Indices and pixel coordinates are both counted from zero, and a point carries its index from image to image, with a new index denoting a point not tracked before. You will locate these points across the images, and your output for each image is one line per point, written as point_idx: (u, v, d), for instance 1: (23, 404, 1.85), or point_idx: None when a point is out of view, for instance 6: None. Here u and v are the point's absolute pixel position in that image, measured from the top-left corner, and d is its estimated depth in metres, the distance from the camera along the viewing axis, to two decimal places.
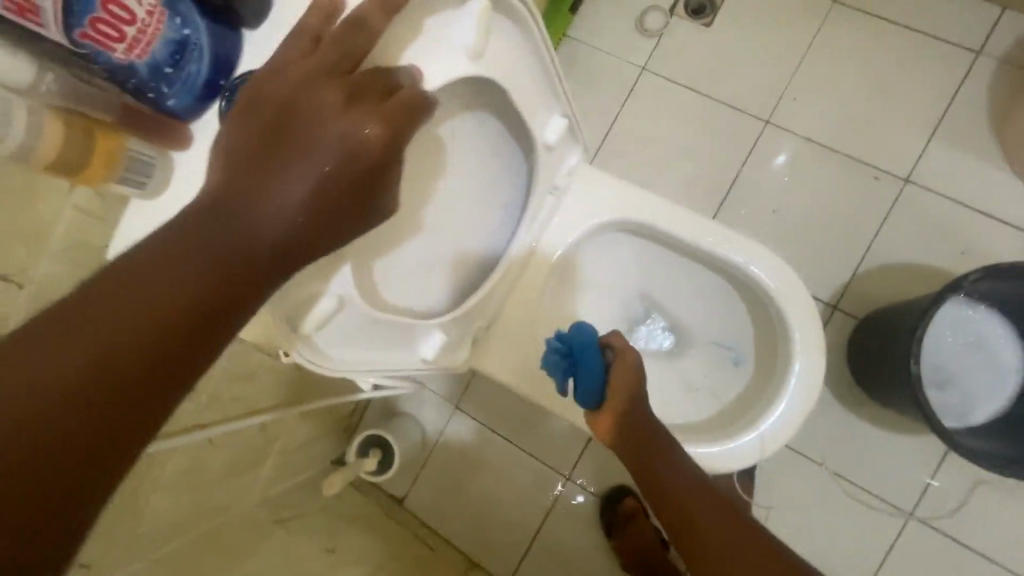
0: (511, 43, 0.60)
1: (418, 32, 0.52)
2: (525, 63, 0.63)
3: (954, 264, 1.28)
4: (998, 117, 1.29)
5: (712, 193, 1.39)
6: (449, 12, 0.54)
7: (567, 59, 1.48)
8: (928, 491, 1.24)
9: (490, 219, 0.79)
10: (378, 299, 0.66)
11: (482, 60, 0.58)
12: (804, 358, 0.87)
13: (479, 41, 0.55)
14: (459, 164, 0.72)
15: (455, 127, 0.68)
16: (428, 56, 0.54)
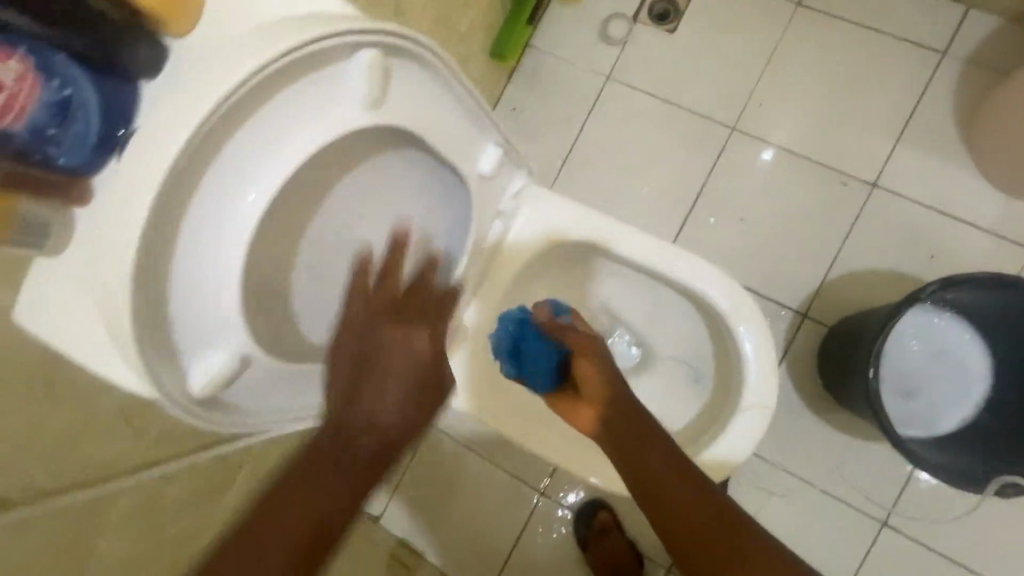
0: (414, 86, 0.57)
1: (307, 79, 0.48)
2: (435, 103, 0.60)
3: (923, 268, 1.26)
4: (964, 118, 1.28)
5: (681, 202, 1.37)
6: (342, 63, 0.49)
7: (531, 68, 1.46)
8: (900, 498, 1.24)
9: (429, 256, 0.74)
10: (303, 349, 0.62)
11: (381, 108, 0.54)
12: (756, 377, 0.86)
13: (376, 89, 0.51)
14: (387, 209, 0.65)
15: (379, 169, 0.62)
16: (320, 106, 0.50)
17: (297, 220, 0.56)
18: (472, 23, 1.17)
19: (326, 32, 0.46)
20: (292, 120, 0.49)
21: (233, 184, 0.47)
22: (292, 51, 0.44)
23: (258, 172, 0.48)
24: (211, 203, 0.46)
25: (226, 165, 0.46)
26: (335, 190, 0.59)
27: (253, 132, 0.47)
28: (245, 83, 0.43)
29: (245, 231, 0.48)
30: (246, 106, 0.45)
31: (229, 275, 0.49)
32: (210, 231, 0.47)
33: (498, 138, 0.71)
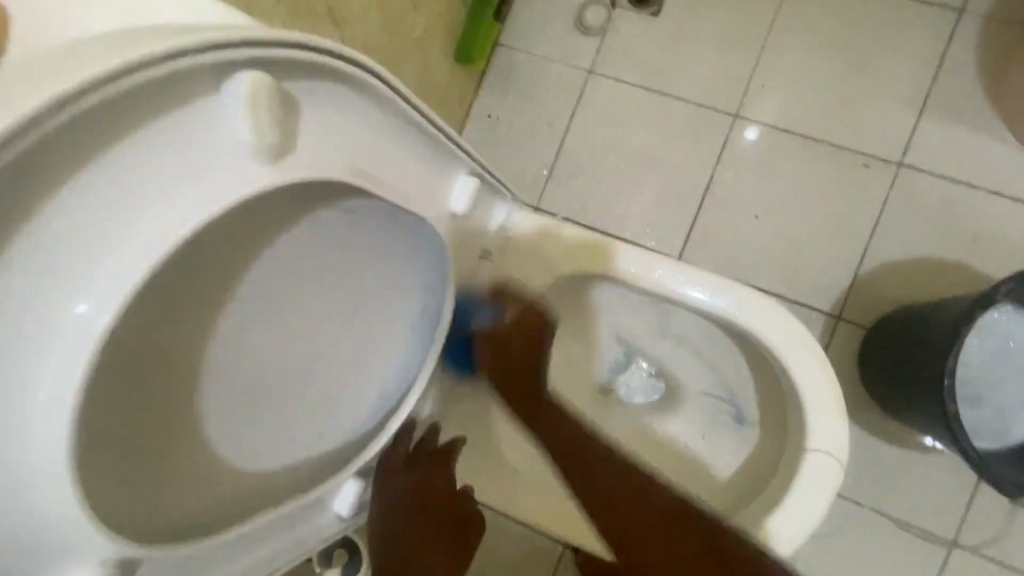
0: (336, 116, 0.42)
1: (161, 131, 0.34)
2: (373, 136, 0.44)
3: (966, 253, 1.12)
4: (991, 81, 1.14)
5: (686, 203, 1.22)
6: (210, 101, 0.35)
7: (503, 70, 1.30)
8: (970, 515, 1.08)
9: (397, 328, 0.58)
10: (219, 478, 0.46)
11: (286, 155, 0.39)
12: (820, 420, 0.71)
13: (264, 126, 0.36)
14: (336, 274, 0.49)
15: (316, 230, 0.46)
16: (185, 162, 0.35)
17: (194, 316, 0.41)
18: (429, 24, 1.01)
19: (160, 48, 0.31)
20: (143, 187, 0.34)
21: (56, 289, 0.32)
22: (109, 79, 0.30)
23: (100, 268, 0.33)
24: (24, 319, 0.32)
25: (43, 265, 0.32)
26: (251, 271, 0.43)
27: (80, 210, 0.32)
28: (28, 130, 0.28)
29: (78, 354, 0.33)
30: (53, 163, 0.31)
31: (59, 420, 0.33)
32: (28, 355, 0.33)
33: (471, 165, 0.55)
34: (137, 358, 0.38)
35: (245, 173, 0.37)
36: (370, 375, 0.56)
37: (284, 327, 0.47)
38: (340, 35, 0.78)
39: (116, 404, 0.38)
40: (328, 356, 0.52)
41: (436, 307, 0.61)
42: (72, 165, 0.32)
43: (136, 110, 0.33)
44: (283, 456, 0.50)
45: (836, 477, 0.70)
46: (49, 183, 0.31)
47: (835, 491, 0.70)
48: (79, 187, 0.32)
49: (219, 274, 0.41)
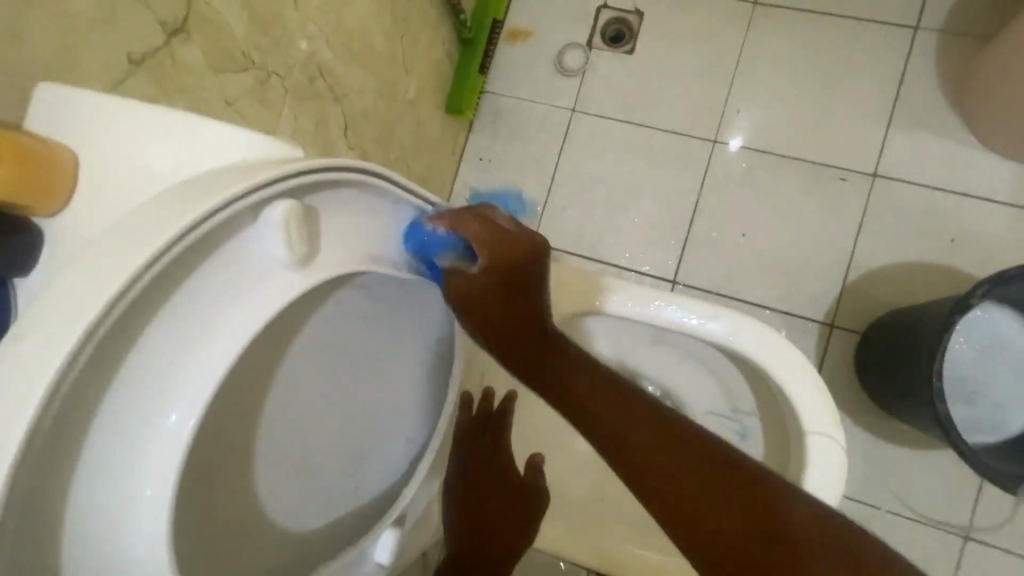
0: (347, 213, 0.45)
1: (213, 267, 0.37)
2: (380, 222, 0.48)
3: (945, 254, 1.18)
4: (952, 90, 1.21)
5: (675, 227, 1.28)
6: (250, 231, 0.38)
7: (491, 115, 1.37)
8: (980, 508, 1.11)
9: (410, 383, 0.62)
10: (276, 542, 0.50)
11: (313, 259, 0.42)
12: (820, 434, 0.74)
13: (302, 243, 0.39)
14: (360, 342, 0.55)
15: (338, 306, 0.51)
16: (236, 288, 0.38)
17: (242, 408, 0.45)
18: (419, 84, 1.08)
19: (217, 201, 0.34)
20: (195, 322, 0.36)
21: (132, 432, 0.34)
22: (176, 241, 0.32)
23: (165, 403, 0.35)
24: (105, 467, 0.34)
25: (118, 411, 0.34)
26: (285, 357, 0.48)
27: (141, 359, 0.34)
28: (122, 299, 0.31)
29: (164, 484, 0.35)
30: (126, 323, 0.33)
31: (156, 548, 0.35)
32: (116, 497, 0.35)
33: None
34: (204, 457, 0.42)
35: (284, 285, 0.40)
36: (389, 431, 0.61)
37: (319, 398, 0.52)
38: (341, 109, 0.85)
39: (186, 502, 0.41)
40: (352, 420, 0.56)
41: (445, 354, 0.66)
42: (138, 319, 0.34)
43: (195, 254, 0.35)
44: (321, 516, 0.54)
45: (838, 481, 0.73)
46: (120, 341, 0.33)
47: (840, 497, 0.73)
48: (141, 338, 0.34)
49: (263, 363, 0.46)
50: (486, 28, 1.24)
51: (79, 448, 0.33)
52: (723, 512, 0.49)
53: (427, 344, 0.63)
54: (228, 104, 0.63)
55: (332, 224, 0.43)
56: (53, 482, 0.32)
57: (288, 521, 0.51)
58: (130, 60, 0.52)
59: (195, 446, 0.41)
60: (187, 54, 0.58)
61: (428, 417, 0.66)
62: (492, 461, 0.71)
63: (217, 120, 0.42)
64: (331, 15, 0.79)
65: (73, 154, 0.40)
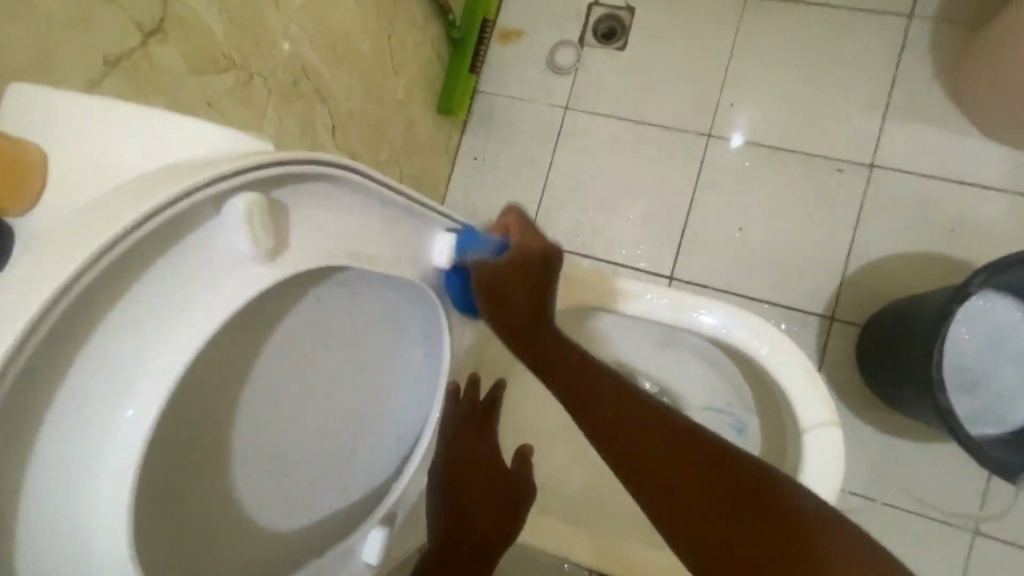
0: (320, 207, 0.44)
1: (172, 262, 0.36)
2: (356, 217, 0.48)
3: (945, 244, 1.16)
4: (948, 78, 1.19)
5: (670, 222, 1.27)
6: (211, 226, 0.38)
7: (484, 115, 1.37)
8: (987, 501, 1.09)
9: (396, 381, 0.61)
10: (255, 543, 0.50)
11: (281, 253, 0.42)
12: (815, 427, 0.73)
13: (264, 238, 0.39)
14: (339, 340, 0.54)
15: (315, 303, 0.51)
16: (197, 283, 0.38)
17: (212, 405, 0.45)
18: (408, 84, 1.08)
19: (169, 194, 0.33)
20: (154, 314, 0.36)
21: (90, 425, 0.34)
22: (128, 232, 0.32)
23: (124, 397, 0.35)
24: (65, 461, 0.34)
25: (75, 406, 0.34)
26: (259, 355, 0.47)
27: (98, 352, 0.34)
28: (70, 292, 0.31)
29: (123, 480, 0.35)
30: (79, 315, 0.33)
31: (116, 547, 0.35)
32: (75, 492, 0.34)
33: (445, 223, 0.60)
34: (171, 453, 0.42)
35: (249, 279, 0.40)
36: (373, 430, 0.60)
37: (298, 395, 0.51)
38: (327, 109, 0.85)
39: (153, 500, 0.41)
40: (334, 418, 0.55)
41: (433, 353, 0.65)
42: (92, 312, 0.34)
43: (152, 248, 0.35)
44: (302, 515, 0.54)
45: (837, 475, 0.71)
46: (73, 333, 0.33)
47: (838, 490, 0.71)
48: (97, 331, 0.34)
49: (235, 359, 0.45)
50: (476, 27, 1.23)
51: (34, 441, 0.33)
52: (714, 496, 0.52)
53: (412, 343, 0.63)
54: (208, 104, 0.63)
55: (300, 219, 0.43)
56: (7, 475, 0.32)
57: (266, 519, 0.51)
58: (105, 61, 0.52)
59: (160, 440, 0.41)
60: (164, 54, 0.58)
61: (415, 415, 0.65)
62: (481, 441, 0.68)
63: (184, 117, 0.42)
64: (314, 16, 0.80)
65: (44, 153, 0.40)
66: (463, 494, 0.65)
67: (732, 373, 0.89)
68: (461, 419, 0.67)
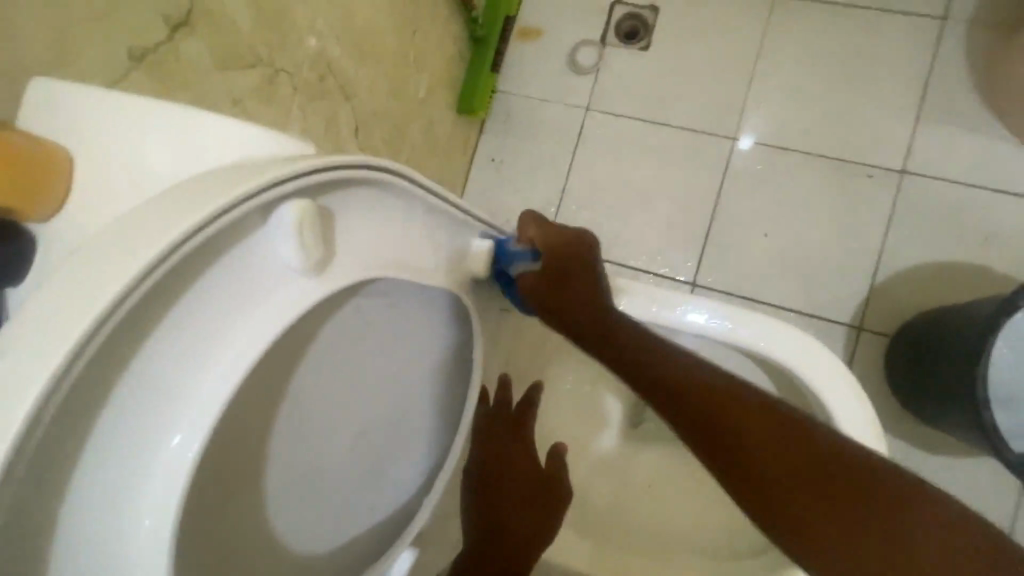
0: (365, 214, 0.42)
1: (219, 277, 0.34)
2: (400, 224, 0.45)
3: (977, 252, 1.13)
4: (982, 82, 1.16)
5: (694, 226, 1.24)
6: (258, 237, 0.35)
7: (503, 116, 1.34)
8: (1019, 516, 1.06)
9: (428, 393, 0.59)
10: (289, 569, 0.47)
11: (328, 264, 0.39)
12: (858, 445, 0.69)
13: (313, 249, 0.36)
14: (374, 351, 0.51)
15: (352, 315, 0.48)
16: (242, 298, 0.35)
17: (248, 428, 0.42)
18: (430, 81, 1.05)
19: (220, 205, 0.31)
20: (198, 335, 0.33)
21: (130, 457, 0.32)
22: (175, 248, 0.29)
23: (169, 424, 0.33)
24: (104, 498, 0.31)
25: (114, 437, 0.31)
26: (295, 372, 0.45)
27: (138, 378, 0.31)
28: (116, 313, 0.28)
29: (166, 514, 0.32)
30: (120, 337, 0.30)
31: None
32: (112, 529, 0.31)
33: (481, 229, 0.57)
34: (208, 483, 0.39)
35: (296, 294, 0.37)
36: (406, 444, 0.57)
37: (331, 412, 0.49)
38: (351, 108, 0.82)
39: (190, 534, 0.38)
40: (368, 435, 0.52)
41: (463, 362, 0.63)
42: (132, 336, 0.30)
43: (197, 263, 0.32)
44: (335, 538, 0.51)
45: None
46: (112, 360, 0.30)
47: None
48: (137, 355, 0.31)
49: (270, 378, 0.42)
50: (498, 25, 1.21)
51: (69, 479, 0.30)
52: (762, 444, 0.54)
53: (444, 354, 0.60)
54: (234, 101, 0.61)
55: (345, 228, 0.40)
56: (40, 519, 0.29)
57: (298, 545, 0.48)
58: (130, 55, 0.49)
59: (198, 469, 0.38)
60: (191, 49, 0.55)
61: (445, 428, 0.63)
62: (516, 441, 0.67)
63: (222, 116, 0.39)
64: (340, 11, 0.77)
65: (71, 158, 0.38)
66: (497, 492, 0.64)
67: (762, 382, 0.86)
68: (495, 421, 0.68)
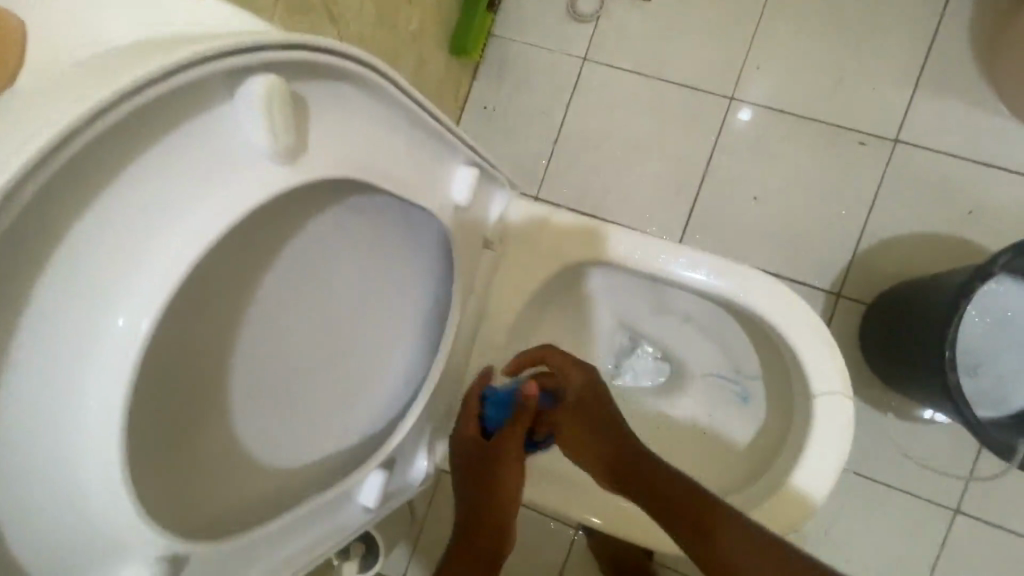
0: (343, 113, 0.40)
1: (177, 147, 0.32)
2: (380, 133, 0.44)
3: (962, 226, 1.13)
4: (984, 54, 1.15)
5: (683, 187, 1.23)
6: (224, 113, 0.34)
7: (498, 61, 1.30)
8: (972, 481, 1.10)
9: (405, 318, 0.58)
10: (255, 477, 0.47)
11: (300, 155, 0.38)
12: (826, 399, 0.71)
13: (280, 132, 0.35)
14: (349, 268, 0.50)
15: (326, 227, 0.47)
16: (205, 175, 0.34)
17: (209, 326, 0.41)
18: (422, 15, 1.01)
19: (175, 61, 0.29)
20: (155, 204, 0.32)
21: (77, 320, 0.31)
22: (124, 98, 0.28)
23: (121, 294, 0.32)
24: (49, 360, 0.30)
25: (62, 295, 0.30)
26: (262, 276, 0.44)
27: (87, 240, 0.30)
28: (58, 155, 0.27)
29: (115, 387, 0.32)
30: (66, 190, 0.29)
31: (105, 466, 0.32)
32: (58, 393, 0.31)
33: (468, 155, 0.56)
34: (163, 372, 0.38)
35: (262, 179, 0.36)
36: (379, 366, 0.57)
37: (304, 323, 0.48)
38: (337, 32, 0.79)
39: (145, 425, 0.37)
40: (340, 350, 0.52)
41: (443, 292, 0.62)
42: (76, 191, 0.29)
43: (152, 127, 0.31)
44: (302, 451, 0.51)
45: (841, 447, 0.70)
46: (53, 213, 0.28)
47: (844, 460, 0.71)
48: (85, 213, 0.30)
49: (234, 279, 0.41)
50: None
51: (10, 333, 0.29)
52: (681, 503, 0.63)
53: (423, 281, 0.59)
54: None
55: (322, 124, 0.39)
56: None
57: (263, 453, 0.48)
58: None
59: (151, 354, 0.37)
60: None
61: (421, 356, 0.62)
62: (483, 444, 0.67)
63: None
64: None
65: (22, 28, 0.36)
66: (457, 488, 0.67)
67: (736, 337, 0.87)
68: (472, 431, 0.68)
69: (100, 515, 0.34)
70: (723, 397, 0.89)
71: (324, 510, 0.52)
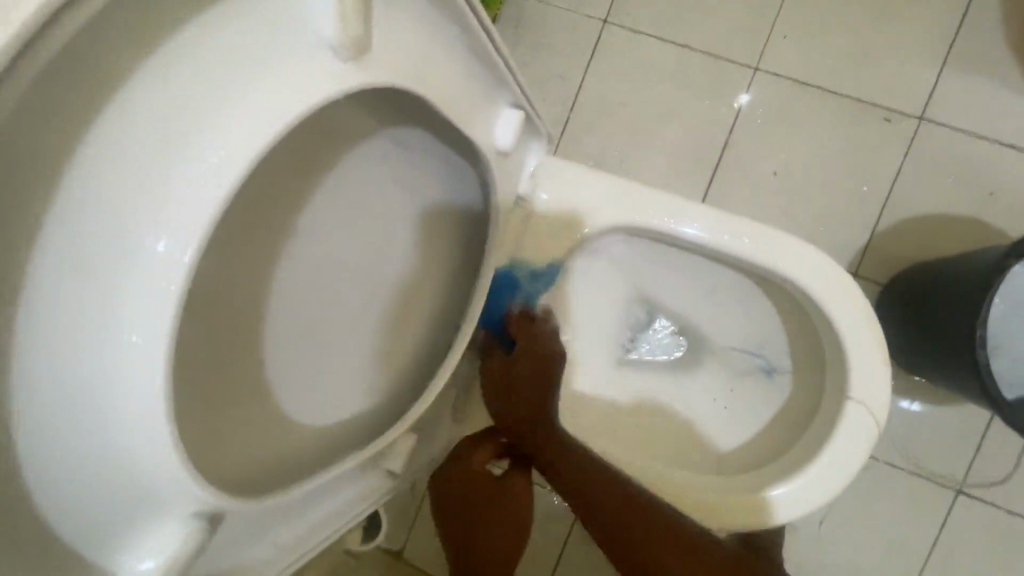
0: (404, 22, 0.41)
1: (244, 26, 0.34)
2: (425, 42, 0.43)
3: (982, 210, 1.12)
4: (1017, 33, 1.12)
5: (702, 157, 1.19)
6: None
7: (514, 19, 1.24)
8: (976, 464, 1.10)
9: (439, 258, 0.59)
10: (290, 385, 0.49)
11: (365, 57, 0.38)
12: (861, 394, 0.70)
13: (345, 22, 0.35)
14: (388, 194, 0.53)
15: (376, 147, 0.50)
16: (270, 62, 0.35)
17: (254, 221, 0.44)
18: None
19: None
20: (195, 107, 0.32)
21: (125, 203, 0.31)
22: None
23: (160, 203, 0.31)
24: (97, 237, 0.31)
25: (112, 168, 0.31)
26: (314, 185, 0.47)
27: (140, 113, 0.31)
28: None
29: (156, 278, 0.31)
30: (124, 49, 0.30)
31: (143, 363, 0.31)
32: (103, 273, 0.31)
33: (514, 99, 0.56)
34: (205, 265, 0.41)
35: (328, 76, 0.36)
36: (417, 300, 0.58)
37: (348, 236, 0.51)
38: None
39: None
40: (377, 274, 0.54)
41: (478, 237, 0.62)
42: (102, 79, 0.30)
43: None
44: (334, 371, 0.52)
45: (867, 442, 0.70)
46: (80, 102, 0.29)
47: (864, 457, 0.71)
48: (119, 108, 0.30)
49: (250, 204, 0.44)
50: None
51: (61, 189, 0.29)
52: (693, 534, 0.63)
53: (459, 222, 0.60)
54: None
55: (384, 32, 0.39)
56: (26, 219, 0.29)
57: (282, 383, 0.48)
58: None
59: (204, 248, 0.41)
60: None
61: (451, 305, 0.61)
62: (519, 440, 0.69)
63: None
64: None
65: None
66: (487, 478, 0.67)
67: (761, 311, 0.84)
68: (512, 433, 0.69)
69: (128, 449, 0.33)
70: (749, 374, 0.86)
71: (342, 477, 0.51)
